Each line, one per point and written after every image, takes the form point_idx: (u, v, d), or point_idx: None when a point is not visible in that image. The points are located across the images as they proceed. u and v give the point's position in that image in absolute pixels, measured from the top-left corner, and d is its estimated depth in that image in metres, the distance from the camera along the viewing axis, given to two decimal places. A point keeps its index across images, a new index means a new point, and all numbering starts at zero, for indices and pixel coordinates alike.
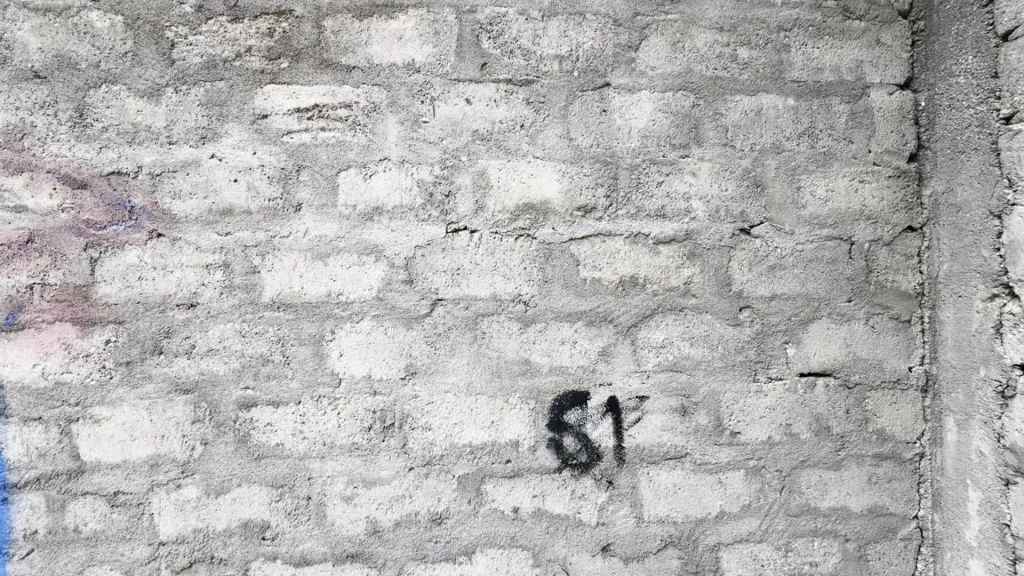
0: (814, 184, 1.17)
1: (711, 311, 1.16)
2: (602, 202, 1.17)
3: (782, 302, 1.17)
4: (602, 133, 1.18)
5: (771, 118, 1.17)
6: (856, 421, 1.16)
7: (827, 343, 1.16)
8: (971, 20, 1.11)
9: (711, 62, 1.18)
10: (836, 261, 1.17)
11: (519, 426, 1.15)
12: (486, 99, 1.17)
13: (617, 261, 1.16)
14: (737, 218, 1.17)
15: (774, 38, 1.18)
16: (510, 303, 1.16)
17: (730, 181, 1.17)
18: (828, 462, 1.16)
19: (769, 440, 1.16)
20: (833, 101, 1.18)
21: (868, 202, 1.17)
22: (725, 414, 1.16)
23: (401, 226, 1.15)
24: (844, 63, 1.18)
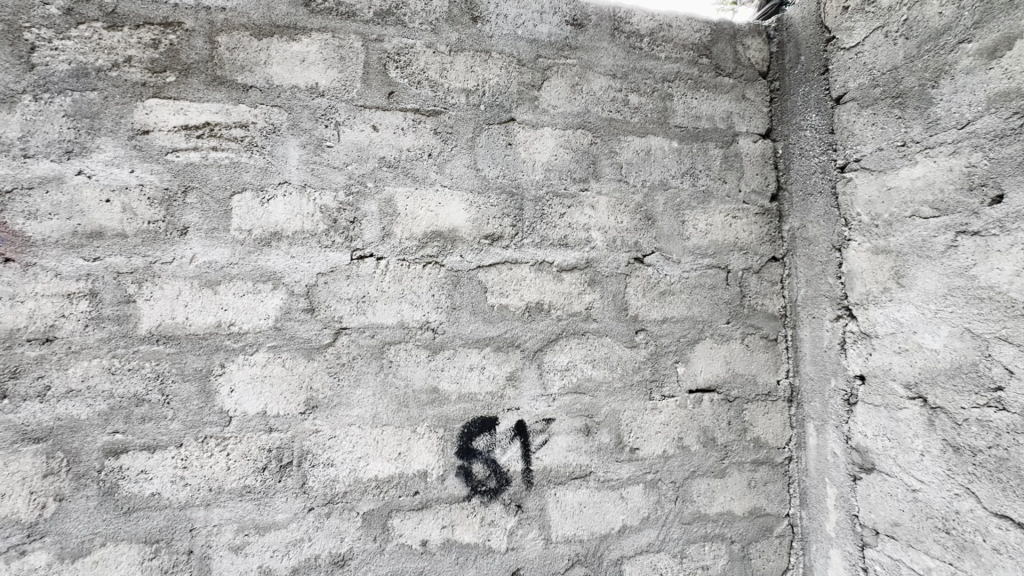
0: (696, 218, 1.30)
1: (610, 334, 1.24)
2: (508, 231, 1.21)
3: (672, 324, 1.27)
4: (508, 165, 1.23)
5: (658, 158, 1.30)
6: (737, 431, 1.29)
7: (710, 362, 1.29)
8: (813, 84, 1.29)
9: (606, 105, 1.28)
10: (716, 287, 1.30)
11: (428, 455, 1.13)
12: (393, 127, 1.17)
13: (523, 288, 1.21)
14: (631, 247, 1.27)
15: (659, 87, 1.32)
16: (417, 331, 1.15)
17: (625, 214, 1.27)
18: (714, 470, 1.27)
19: (664, 453, 1.24)
20: (709, 146, 1.33)
21: (740, 234, 1.33)
22: (625, 431, 1.23)
23: (302, 252, 1.11)
24: (717, 113, 1.34)
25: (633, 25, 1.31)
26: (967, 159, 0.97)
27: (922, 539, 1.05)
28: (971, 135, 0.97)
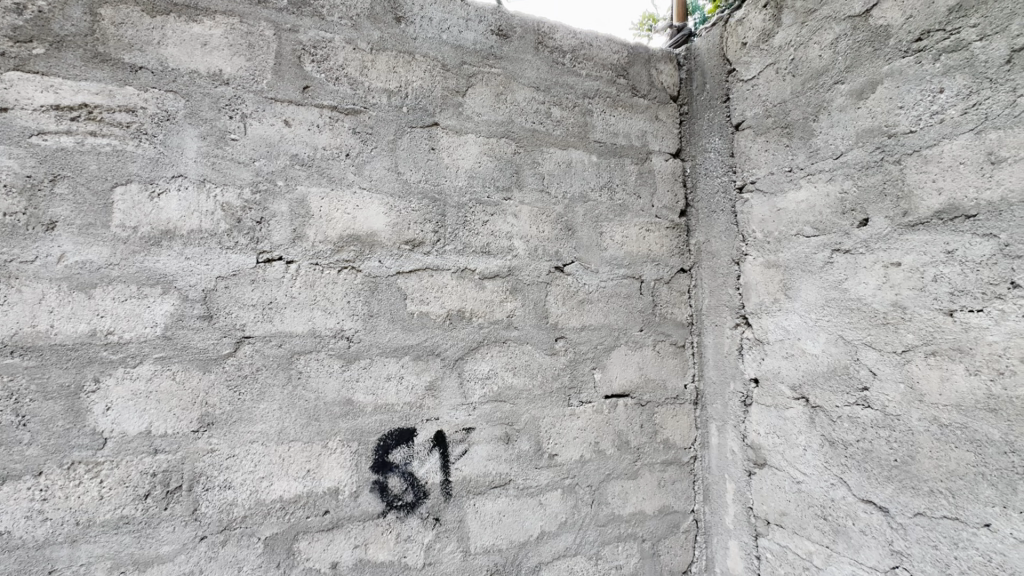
0: (612, 230, 1.36)
1: (531, 342, 1.25)
2: (430, 237, 1.19)
3: (590, 332, 1.31)
4: (430, 169, 1.20)
5: (578, 170, 1.34)
6: (649, 433, 1.35)
7: (625, 368, 1.34)
8: (716, 111, 1.41)
9: (529, 116, 1.31)
10: (630, 296, 1.36)
11: (340, 471, 1.07)
12: (308, 123, 1.11)
13: (444, 295, 1.19)
14: (552, 256, 1.29)
15: (580, 102, 1.36)
16: (331, 340, 1.09)
17: (546, 224, 1.30)
18: (628, 472, 1.32)
19: (582, 458, 1.27)
20: (625, 162, 1.40)
21: (652, 247, 1.40)
22: (544, 438, 1.24)
23: (199, 254, 1.01)
24: (633, 131, 1.42)
25: (556, 40, 1.35)
26: (840, 185, 1.08)
27: (804, 525, 1.15)
28: (844, 165, 1.07)
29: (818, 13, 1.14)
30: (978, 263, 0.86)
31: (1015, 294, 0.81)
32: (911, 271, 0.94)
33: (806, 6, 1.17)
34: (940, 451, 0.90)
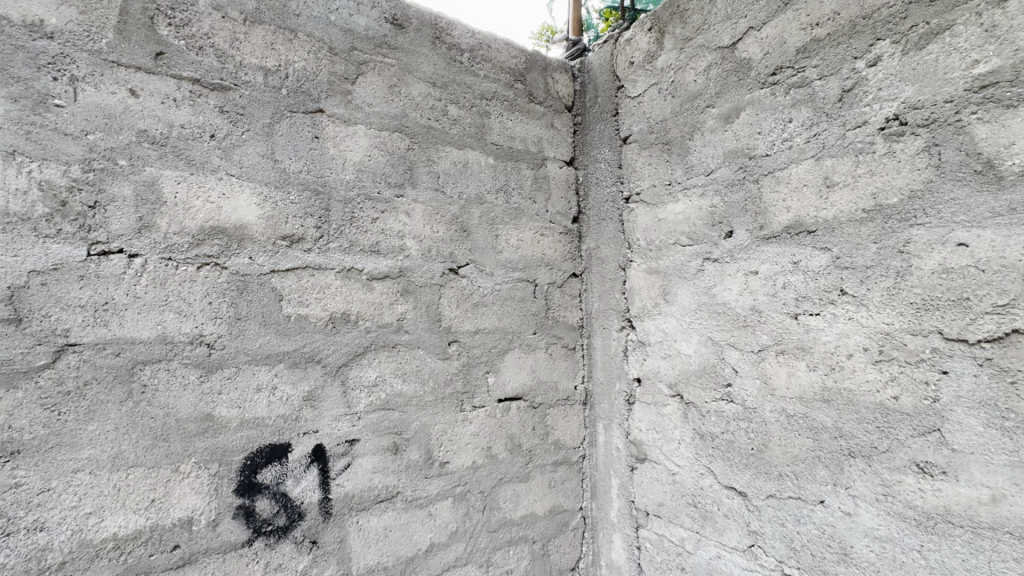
0: (508, 233, 1.36)
1: (423, 346, 1.21)
2: (311, 233, 1.09)
3: (484, 335, 1.30)
4: (313, 160, 1.10)
5: (474, 172, 1.33)
6: (540, 435, 1.37)
7: (518, 371, 1.35)
8: (606, 123, 1.49)
9: (425, 112, 1.26)
10: (524, 299, 1.37)
11: (195, 498, 0.93)
12: (161, 95, 0.96)
13: (327, 297, 1.09)
14: (447, 258, 1.26)
15: (477, 103, 1.35)
16: (186, 347, 0.94)
17: (441, 224, 1.26)
18: (519, 475, 1.32)
19: (473, 464, 1.25)
20: (521, 166, 1.41)
21: (546, 251, 1.43)
22: (435, 446, 1.20)
23: (3, 242, 0.81)
24: (529, 136, 1.44)
25: (453, 37, 1.32)
26: (711, 200, 1.18)
27: (678, 514, 1.23)
28: (714, 181, 1.17)
29: (694, 41, 1.23)
30: (817, 273, 0.97)
31: (843, 300, 0.92)
32: (766, 279, 1.05)
33: (684, 33, 1.26)
34: (787, 438, 1.01)
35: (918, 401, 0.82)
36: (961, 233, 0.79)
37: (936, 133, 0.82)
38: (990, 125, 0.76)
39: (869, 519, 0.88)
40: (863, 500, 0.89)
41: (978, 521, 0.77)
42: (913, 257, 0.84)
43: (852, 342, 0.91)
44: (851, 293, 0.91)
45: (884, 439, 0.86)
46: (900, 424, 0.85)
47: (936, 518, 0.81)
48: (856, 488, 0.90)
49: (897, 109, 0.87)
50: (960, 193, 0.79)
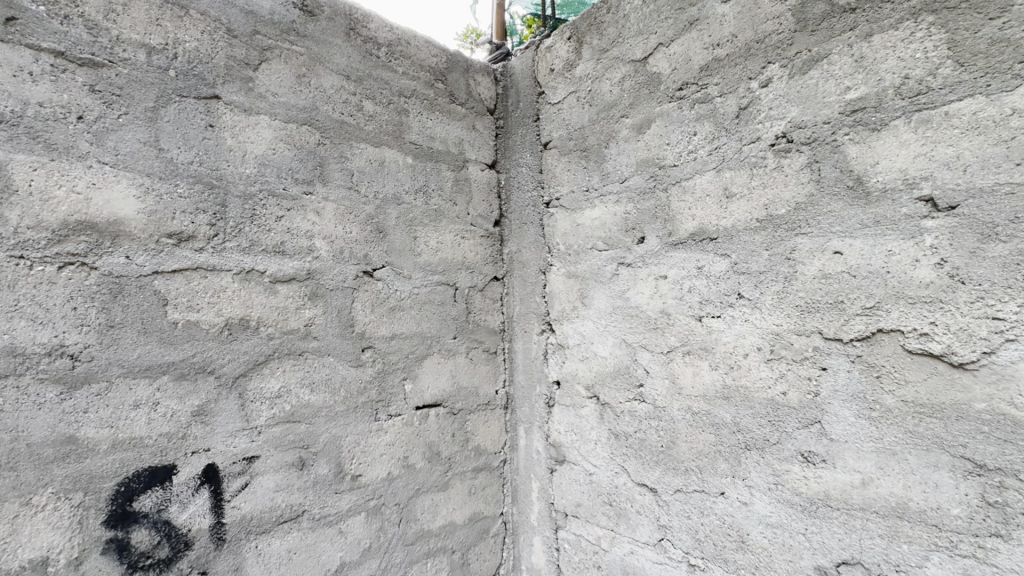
0: (427, 235, 1.33)
1: (333, 353, 1.14)
2: (204, 231, 0.99)
3: (401, 341, 1.25)
4: (207, 150, 1.00)
5: (391, 171, 1.28)
6: (460, 442, 1.34)
7: (437, 376, 1.32)
8: (527, 128, 1.50)
9: (338, 106, 1.20)
10: (444, 303, 1.35)
11: (51, 535, 0.80)
12: (13, 67, 0.83)
13: (222, 301, 1.00)
14: (361, 260, 1.20)
15: (395, 100, 1.30)
16: (43, 359, 0.82)
17: (354, 224, 1.20)
18: (438, 484, 1.29)
19: (389, 475, 1.20)
20: (441, 167, 1.38)
21: (467, 254, 1.41)
22: (346, 459, 1.13)
23: None
24: (450, 138, 1.41)
25: (369, 30, 1.27)
26: (625, 207, 1.22)
27: (595, 513, 1.25)
28: (627, 189, 1.22)
29: (610, 53, 1.27)
30: (718, 277, 1.03)
31: (740, 303, 0.99)
32: (674, 283, 1.10)
33: (600, 45, 1.30)
34: (692, 434, 1.06)
35: (803, 395, 0.90)
36: (836, 242, 0.87)
37: (817, 151, 0.90)
38: (859, 145, 0.85)
39: (763, 507, 0.95)
40: (757, 489, 0.95)
41: (851, 502, 0.84)
42: (799, 263, 0.91)
43: (748, 342, 0.98)
44: (747, 297, 0.98)
45: (774, 431, 0.93)
46: (788, 417, 0.91)
47: (817, 503, 0.88)
48: (751, 478, 0.96)
49: (785, 128, 0.94)
50: (836, 206, 0.87)
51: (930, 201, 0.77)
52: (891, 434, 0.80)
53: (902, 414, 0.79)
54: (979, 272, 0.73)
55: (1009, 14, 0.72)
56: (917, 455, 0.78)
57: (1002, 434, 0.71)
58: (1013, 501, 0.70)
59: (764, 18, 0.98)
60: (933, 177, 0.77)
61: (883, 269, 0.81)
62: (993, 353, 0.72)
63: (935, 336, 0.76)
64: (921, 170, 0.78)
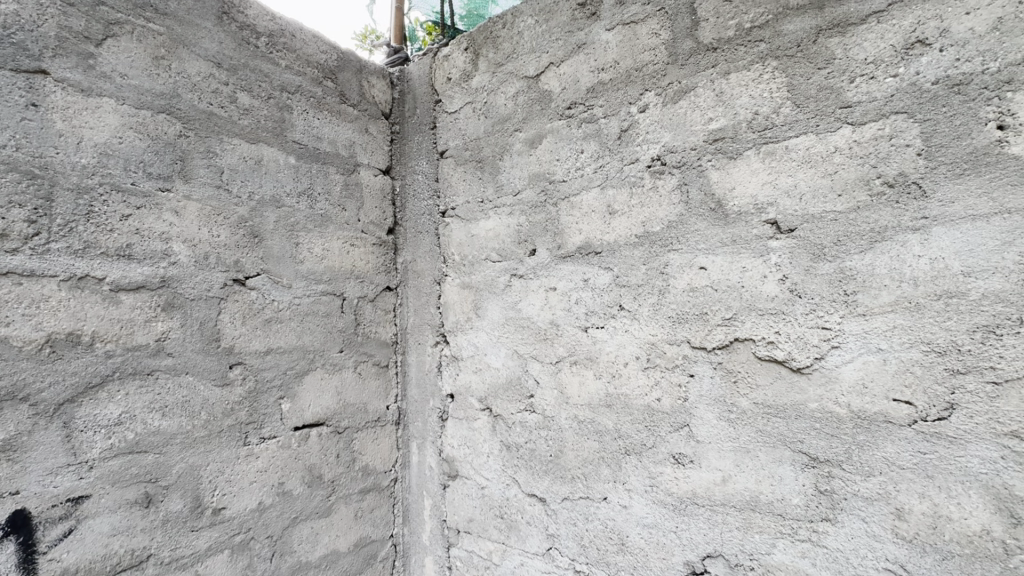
0: (310, 242, 1.24)
1: (193, 372, 1.01)
2: (20, 230, 0.83)
3: (278, 356, 1.15)
4: (29, 133, 0.85)
5: (270, 171, 1.18)
6: (345, 463, 1.26)
7: (320, 393, 1.22)
8: (423, 135, 1.47)
9: (205, 95, 1.08)
10: (329, 315, 1.26)
11: None
12: None
13: (43, 312, 0.84)
14: (230, 267, 1.08)
15: (276, 94, 1.21)
16: None
17: (223, 227, 1.08)
18: (319, 511, 1.19)
19: (260, 505, 1.08)
20: (329, 170, 1.30)
21: (356, 263, 1.34)
22: (206, 491, 1.00)
23: None
24: (339, 139, 1.34)
25: (247, 16, 1.17)
26: (517, 219, 1.23)
27: (487, 527, 1.24)
28: (520, 202, 1.23)
29: (505, 67, 1.29)
30: (602, 289, 1.07)
31: (621, 314, 1.04)
32: (563, 294, 1.13)
33: (496, 58, 1.31)
34: (577, 443, 1.09)
35: (674, 401, 0.96)
36: (701, 258, 0.94)
37: (685, 174, 0.97)
38: (719, 171, 0.93)
39: (640, 509, 0.99)
40: (636, 492, 1.00)
41: (714, 499, 0.91)
42: (671, 277, 0.98)
43: (627, 352, 1.03)
44: (627, 308, 1.03)
45: (651, 436, 0.99)
46: (662, 422, 0.97)
47: (687, 502, 0.94)
48: (631, 482, 1.01)
49: (659, 152, 1.01)
50: (702, 225, 0.95)
51: (774, 224, 0.87)
52: (745, 434, 0.88)
53: (754, 415, 0.87)
54: (812, 287, 0.83)
55: (833, 66, 0.83)
56: (766, 452, 0.86)
57: (830, 429, 0.81)
58: (838, 488, 0.79)
59: (642, 48, 1.05)
60: (776, 204, 0.87)
61: (739, 283, 0.90)
62: (823, 358, 0.82)
63: (779, 343, 0.85)
64: (768, 196, 0.88)
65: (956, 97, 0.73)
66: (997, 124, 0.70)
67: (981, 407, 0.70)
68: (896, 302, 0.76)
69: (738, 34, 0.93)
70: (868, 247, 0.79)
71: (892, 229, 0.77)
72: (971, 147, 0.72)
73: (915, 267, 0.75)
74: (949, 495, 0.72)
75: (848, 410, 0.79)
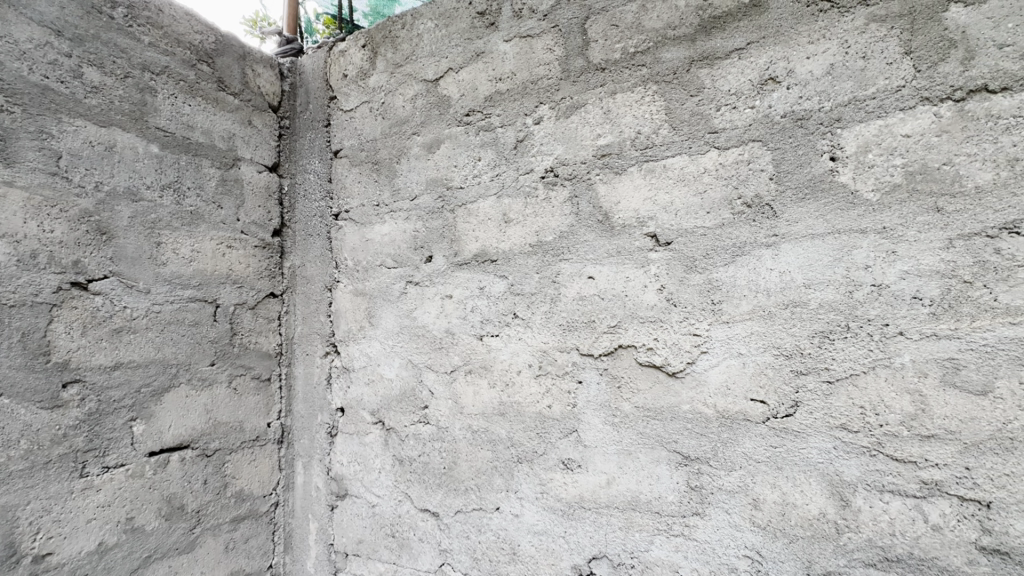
0: (176, 242, 1.10)
1: (11, 392, 0.85)
2: None
3: (129, 371, 1.00)
4: None
5: (125, 160, 1.03)
6: (214, 490, 1.13)
7: (185, 413, 1.09)
8: (316, 132, 1.38)
9: (39, 67, 0.93)
10: (198, 324, 1.13)
11: None
12: None
13: None
14: (68, 269, 0.93)
15: (135, 74, 1.07)
16: None
17: (60, 223, 0.93)
18: (179, 546, 1.06)
19: (100, 546, 0.94)
20: (202, 163, 1.18)
21: (234, 266, 1.22)
22: (26, 534, 0.85)
23: None
24: (216, 130, 1.21)
25: None
26: (414, 224, 1.20)
27: (377, 548, 1.17)
28: (417, 207, 1.20)
29: (403, 68, 1.25)
30: (497, 297, 1.07)
31: (515, 322, 1.04)
32: (459, 302, 1.12)
33: (395, 58, 1.27)
34: (471, 453, 1.07)
35: (564, 407, 0.98)
36: (589, 268, 0.98)
37: (576, 187, 1.01)
38: (605, 185, 0.98)
39: (531, 517, 1.00)
40: (527, 500, 1.00)
41: (599, 502, 0.94)
42: (562, 285, 1.00)
43: (520, 359, 1.03)
44: (521, 316, 1.04)
45: (541, 443, 1.00)
46: (552, 428, 0.99)
47: (574, 506, 0.96)
48: (522, 490, 1.01)
49: (553, 163, 1.04)
50: (591, 236, 0.98)
51: (654, 237, 0.92)
52: (628, 436, 0.92)
53: (635, 418, 0.91)
54: (685, 296, 0.89)
55: (702, 94, 0.91)
56: (646, 453, 0.90)
57: (700, 428, 0.87)
58: (706, 483, 0.86)
59: (537, 62, 1.08)
60: (655, 218, 0.93)
61: (623, 292, 0.94)
62: (694, 362, 0.88)
63: (657, 349, 0.91)
64: (648, 211, 0.93)
65: (799, 130, 0.83)
66: (830, 156, 0.81)
67: (819, 403, 0.79)
68: (753, 311, 0.84)
69: (623, 57, 0.98)
70: (730, 260, 0.86)
71: (750, 244, 0.85)
72: (811, 174, 0.82)
73: (769, 280, 0.84)
74: (794, 483, 0.80)
75: (714, 410, 0.86)
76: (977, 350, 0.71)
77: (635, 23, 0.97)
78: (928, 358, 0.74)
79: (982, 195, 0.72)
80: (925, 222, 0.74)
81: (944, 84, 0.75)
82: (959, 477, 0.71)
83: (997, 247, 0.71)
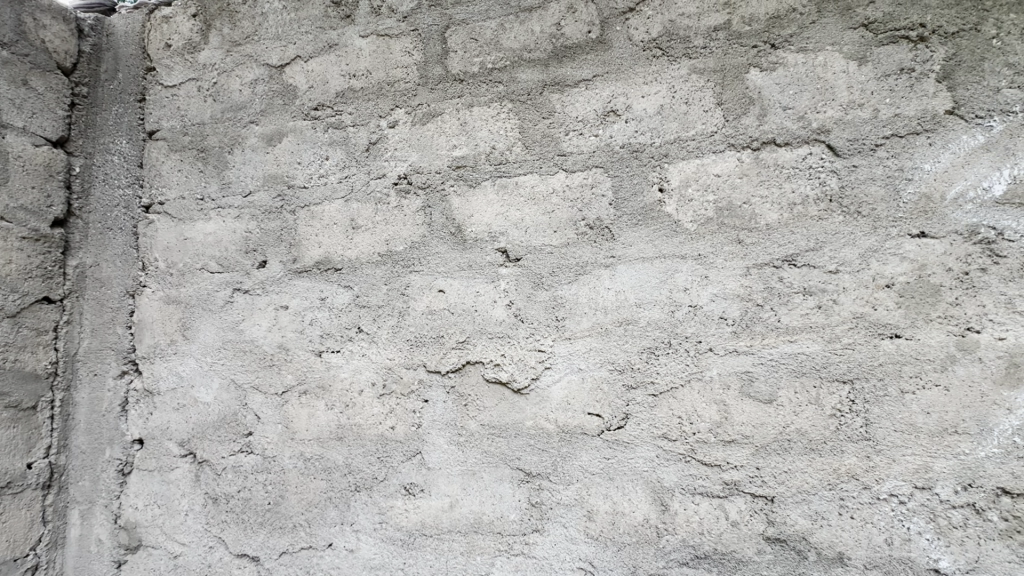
0: None
1: None
2: None
3: None
4: None
5: None
6: None
7: None
8: (126, 107, 1.15)
9: None
10: None
11: None
12: None
13: None
14: None
15: None
16: None
17: None
18: None
19: None
20: None
21: None
22: None
23: None
24: None
25: None
26: (245, 224, 1.05)
27: None
28: (250, 205, 1.05)
29: (242, 48, 1.11)
30: (339, 309, 0.98)
31: (359, 337, 0.96)
32: (295, 314, 1.00)
33: (232, 35, 1.11)
34: (302, 484, 0.95)
35: (407, 428, 0.92)
36: (440, 281, 0.94)
37: (429, 197, 0.97)
38: (459, 198, 0.96)
39: (367, 551, 0.91)
40: (363, 532, 0.92)
41: (441, 527, 0.89)
42: (411, 298, 0.95)
43: (363, 377, 0.95)
44: (366, 330, 0.96)
45: (383, 468, 0.92)
46: (394, 452, 0.92)
47: (415, 534, 0.90)
48: (358, 522, 0.92)
49: (406, 170, 0.99)
50: (442, 248, 0.95)
51: (504, 252, 0.92)
52: (472, 456, 0.89)
53: (480, 436, 0.89)
54: (531, 313, 0.90)
55: (553, 118, 0.94)
56: (489, 471, 0.88)
57: (542, 444, 0.87)
58: (547, 499, 0.86)
59: (394, 64, 1.03)
60: (506, 234, 0.93)
61: (473, 307, 0.92)
62: (538, 378, 0.89)
63: (503, 366, 0.90)
64: (500, 226, 0.93)
65: (634, 161, 0.90)
66: (658, 187, 0.89)
67: (645, 415, 0.85)
68: (592, 328, 0.88)
69: (481, 72, 0.98)
70: (574, 278, 0.90)
71: (591, 264, 0.89)
72: (643, 203, 0.89)
73: (606, 299, 0.88)
74: (623, 493, 0.84)
75: (555, 425, 0.87)
76: (766, 364, 0.83)
77: (494, 40, 0.98)
78: (730, 371, 0.83)
79: (771, 232, 0.84)
80: (730, 252, 0.85)
81: (745, 134, 0.87)
82: (751, 476, 0.81)
83: (780, 276, 0.83)
